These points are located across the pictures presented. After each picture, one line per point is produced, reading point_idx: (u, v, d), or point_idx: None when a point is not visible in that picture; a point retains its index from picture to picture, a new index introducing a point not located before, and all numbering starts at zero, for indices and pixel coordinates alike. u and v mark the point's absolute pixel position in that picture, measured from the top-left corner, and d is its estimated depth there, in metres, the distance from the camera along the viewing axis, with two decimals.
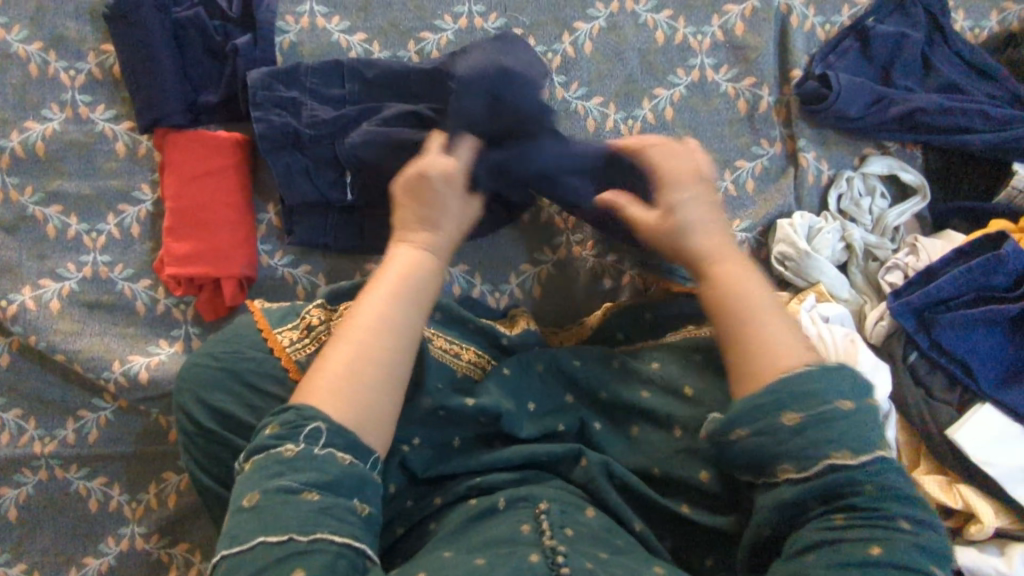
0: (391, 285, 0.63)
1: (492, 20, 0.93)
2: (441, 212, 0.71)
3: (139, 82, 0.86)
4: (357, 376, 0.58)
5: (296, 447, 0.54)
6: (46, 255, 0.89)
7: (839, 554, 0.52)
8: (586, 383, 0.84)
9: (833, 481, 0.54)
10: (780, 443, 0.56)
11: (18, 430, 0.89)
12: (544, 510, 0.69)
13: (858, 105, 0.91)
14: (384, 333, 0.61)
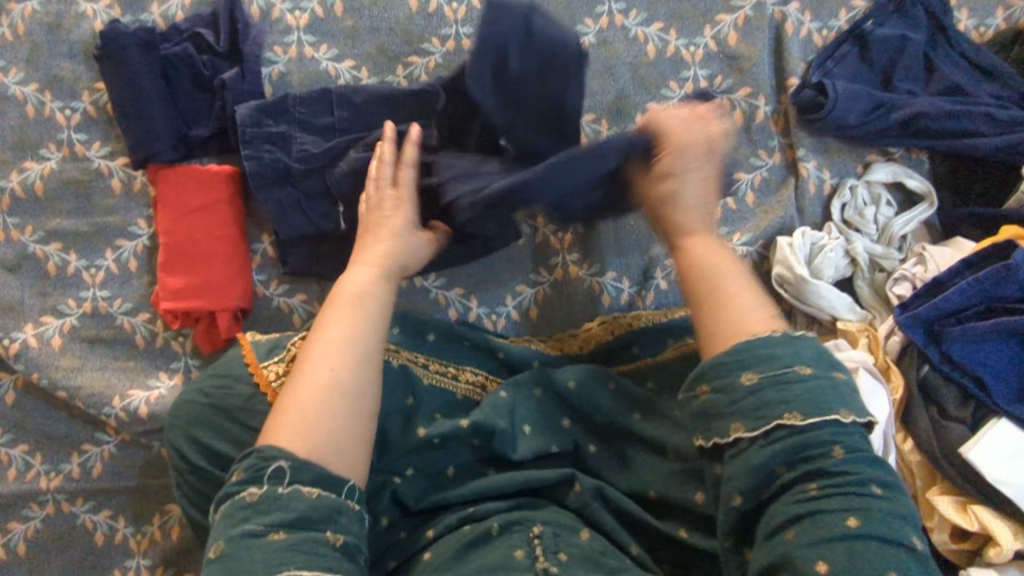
0: (348, 306, 0.68)
1: None
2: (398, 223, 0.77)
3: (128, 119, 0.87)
4: (321, 405, 0.61)
5: (258, 488, 0.56)
6: (47, 292, 0.90)
7: (823, 528, 0.53)
8: (582, 407, 0.83)
9: (795, 446, 0.56)
10: (734, 400, 0.59)
11: (24, 465, 0.90)
12: (538, 534, 0.70)
13: (857, 113, 0.88)
14: (333, 374, 0.63)
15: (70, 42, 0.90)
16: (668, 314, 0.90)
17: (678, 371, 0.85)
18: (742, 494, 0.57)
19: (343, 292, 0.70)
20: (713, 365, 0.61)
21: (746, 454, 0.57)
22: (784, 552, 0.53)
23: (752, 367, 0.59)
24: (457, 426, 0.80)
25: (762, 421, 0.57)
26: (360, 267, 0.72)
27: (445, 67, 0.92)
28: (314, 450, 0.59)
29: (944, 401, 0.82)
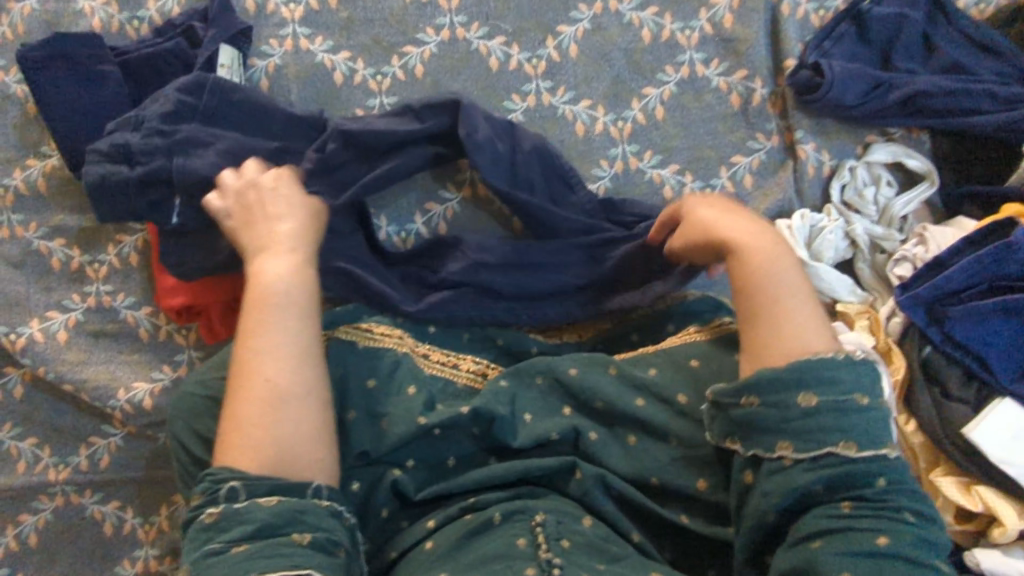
0: (257, 312, 0.69)
1: (474, 29, 0.93)
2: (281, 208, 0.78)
3: (135, 175, 0.81)
4: (260, 420, 0.64)
5: (215, 508, 0.60)
6: (52, 287, 0.91)
7: (854, 544, 0.58)
8: (580, 393, 0.83)
9: (834, 475, 0.61)
10: (787, 419, 0.63)
11: (34, 457, 0.91)
12: (540, 522, 0.71)
13: (854, 93, 0.87)
14: (272, 382, 0.66)
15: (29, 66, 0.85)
16: (667, 300, 0.90)
17: (682, 356, 0.84)
18: (775, 506, 0.62)
19: (262, 289, 0.71)
20: (767, 380, 0.64)
21: (786, 472, 0.62)
22: (810, 557, 0.59)
23: (811, 388, 0.63)
24: (456, 415, 0.79)
25: (810, 447, 0.62)
26: (281, 256, 0.74)
27: (440, 57, 0.92)
28: (266, 463, 0.63)
29: (947, 380, 0.82)
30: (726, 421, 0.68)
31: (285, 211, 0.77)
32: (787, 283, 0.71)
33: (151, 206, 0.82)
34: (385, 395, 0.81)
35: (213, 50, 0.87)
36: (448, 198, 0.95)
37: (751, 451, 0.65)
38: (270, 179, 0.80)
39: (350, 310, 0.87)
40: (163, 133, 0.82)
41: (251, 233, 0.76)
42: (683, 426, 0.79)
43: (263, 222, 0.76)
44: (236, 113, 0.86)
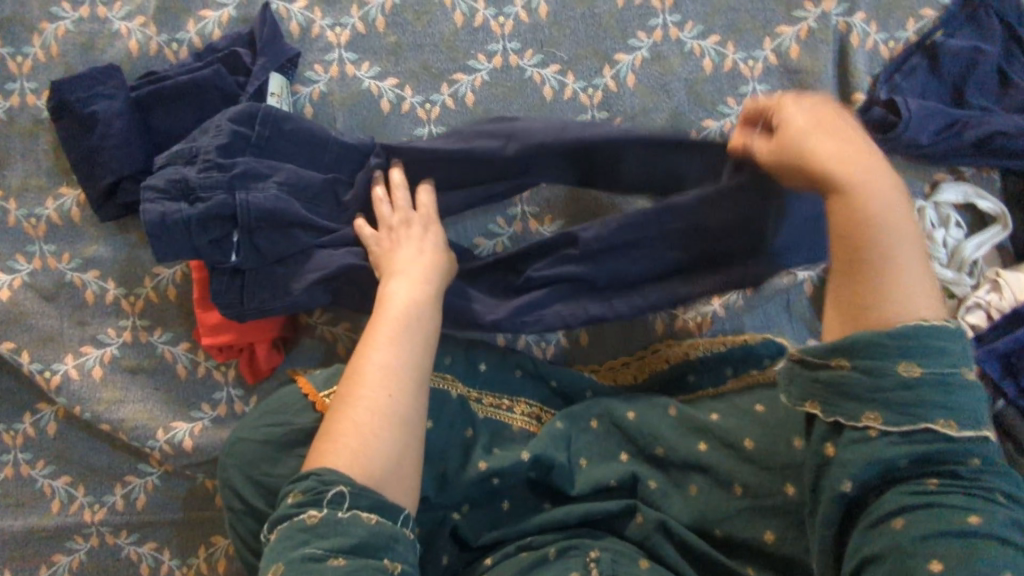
0: (394, 324, 0.69)
1: (528, 57, 0.88)
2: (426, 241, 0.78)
3: (197, 213, 0.75)
4: (379, 430, 0.62)
5: (318, 512, 0.56)
6: (86, 321, 0.88)
7: (940, 521, 0.50)
8: (640, 439, 0.79)
9: (918, 442, 0.53)
10: (878, 387, 0.55)
11: (68, 497, 0.88)
12: (594, 557, 0.70)
13: (929, 132, 0.83)
14: (391, 398, 0.64)
15: (75, 95, 0.82)
16: (726, 343, 0.85)
17: (746, 402, 0.77)
18: (855, 481, 0.54)
19: (393, 309, 0.71)
20: (865, 343, 0.56)
21: (873, 442, 0.54)
22: (894, 543, 0.51)
23: (913, 357, 0.54)
24: (517, 462, 0.77)
25: (901, 417, 0.54)
26: (410, 284, 0.73)
27: (492, 85, 0.88)
28: (372, 471, 0.60)
29: (1021, 436, 0.80)
30: (802, 385, 0.60)
31: (425, 247, 0.78)
32: (900, 239, 0.59)
33: (214, 247, 0.76)
34: (440, 439, 0.78)
35: (264, 79, 0.83)
36: (499, 232, 0.90)
37: (831, 418, 0.57)
38: (418, 218, 0.80)
39: None
40: (222, 167, 0.76)
41: (388, 256, 0.77)
42: (750, 475, 0.71)
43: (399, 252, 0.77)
44: (294, 147, 0.81)
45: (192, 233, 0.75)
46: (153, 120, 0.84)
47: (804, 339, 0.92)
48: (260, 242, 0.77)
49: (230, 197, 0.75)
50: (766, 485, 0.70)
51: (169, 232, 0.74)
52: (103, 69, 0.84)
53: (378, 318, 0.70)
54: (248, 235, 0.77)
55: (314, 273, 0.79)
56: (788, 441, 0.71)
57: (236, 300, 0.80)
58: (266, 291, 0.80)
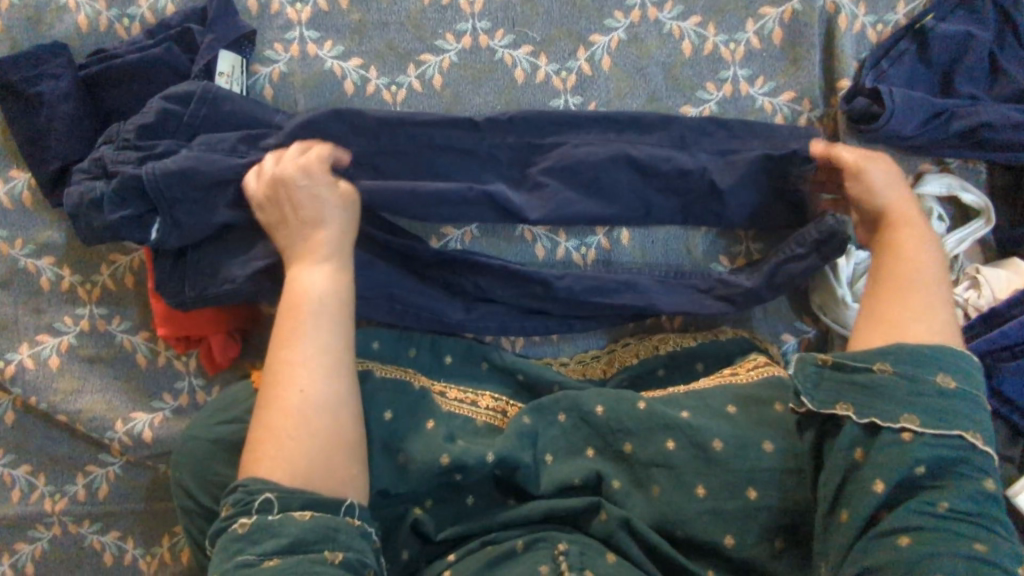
0: (300, 313, 0.68)
1: (499, 37, 0.84)
2: (318, 205, 0.73)
3: (110, 188, 0.73)
4: (298, 429, 0.62)
5: (247, 519, 0.58)
6: (42, 309, 0.86)
7: (948, 544, 0.58)
8: (608, 435, 0.77)
9: (944, 455, 0.62)
10: (917, 392, 0.64)
11: (29, 486, 0.87)
12: (563, 551, 0.69)
13: (914, 123, 0.80)
14: (309, 397, 0.64)
15: (18, 75, 0.79)
16: (697, 338, 0.85)
17: (718, 402, 0.76)
18: (886, 483, 0.61)
19: (299, 298, 0.69)
20: (907, 351, 0.66)
21: (907, 448, 0.62)
22: (902, 554, 0.58)
23: (949, 372, 0.65)
24: (480, 461, 0.74)
25: (937, 422, 0.62)
26: (318, 267, 0.71)
27: (461, 67, 0.84)
28: (303, 476, 0.61)
29: (995, 436, 0.79)
30: (834, 382, 0.68)
31: (321, 214, 0.73)
32: (921, 289, 0.72)
33: (128, 223, 0.73)
34: (401, 429, 0.76)
35: (212, 57, 0.79)
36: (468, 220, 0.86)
37: (867, 419, 0.64)
38: (296, 171, 0.74)
39: (362, 341, 0.81)
40: (140, 147, 0.75)
41: (285, 232, 0.74)
42: (713, 476, 0.71)
43: (298, 229, 0.73)
44: (221, 122, 0.78)
45: (105, 211, 0.73)
46: (101, 100, 0.81)
47: (778, 332, 0.88)
48: (177, 216, 0.74)
49: (138, 169, 0.73)
50: (727, 488, 0.70)
51: (86, 211, 0.73)
52: (51, 47, 0.80)
53: (285, 307, 0.69)
54: (163, 209, 0.74)
55: (257, 261, 0.77)
56: (759, 445, 0.71)
57: (180, 287, 0.78)
58: (214, 280, 0.77)
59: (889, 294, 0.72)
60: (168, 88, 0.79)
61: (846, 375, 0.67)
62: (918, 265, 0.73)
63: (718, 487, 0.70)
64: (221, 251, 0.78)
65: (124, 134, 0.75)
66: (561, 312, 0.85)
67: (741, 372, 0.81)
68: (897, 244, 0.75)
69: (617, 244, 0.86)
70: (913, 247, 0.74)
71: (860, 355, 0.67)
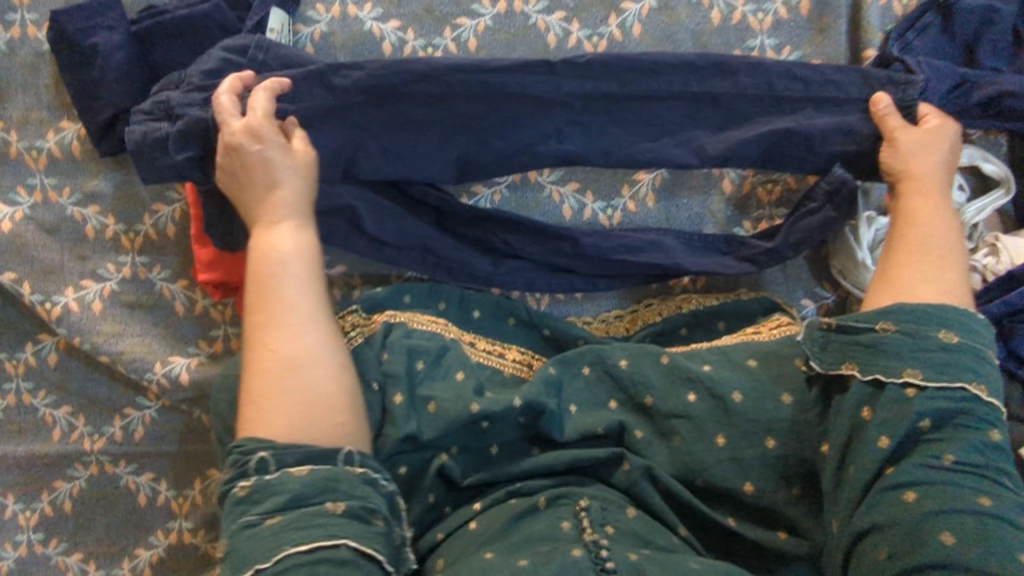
0: (263, 280, 0.70)
1: (533, 3, 0.87)
2: (269, 167, 0.74)
3: (175, 130, 0.77)
4: (274, 392, 0.65)
5: (247, 480, 0.60)
6: (87, 255, 0.89)
7: (955, 498, 0.62)
8: (631, 387, 0.80)
9: (948, 410, 0.66)
10: (924, 351, 0.68)
11: (69, 426, 0.91)
12: (584, 507, 0.71)
13: (938, 94, 0.81)
14: (286, 357, 0.66)
15: (73, 26, 0.83)
16: (720, 297, 0.87)
17: (738, 355, 0.79)
18: (891, 439, 0.66)
19: (262, 265, 0.71)
20: (911, 314, 0.71)
21: (909, 402, 0.66)
22: (905, 507, 0.63)
23: (952, 329, 0.69)
24: (508, 408, 0.77)
25: (939, 376, 0.66)
26: (279, 228, 0.73)
27: (495, 31, 0.87)
28: (294, 432, 0.63)
29: (1010, 400, 0.80)
30: (840, 344, 0.74)
31: (276, 173, 0.74)
32: (934, 255, 0.75)
33: (192, 164, 0.78)
34: (432, 380, 0.79)
35: (264, 13, 0.83)
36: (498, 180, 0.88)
37: (870, 376, 0.70)
38: (244, 134, 0.73)
39: (394, 294, 0.86)
40: (203, 89, 0.79)
41: (246, 199, 0.74)
42: (732, 426, 0.75)
43: (256, 195, 0.74)
44: (277, 67, 0.81)
45: (171, 149, 0.77)
46: (149, 52, 0.84)
47: (796, 297, 0.90)
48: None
49: (205, 113, 0.77)
50: (745, 438, 0.74)
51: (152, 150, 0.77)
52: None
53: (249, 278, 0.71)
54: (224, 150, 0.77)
55: None
56: (777, 396, 0.75)
57: (227, 229, 0.81)
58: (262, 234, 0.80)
59: (902, 261, 0.76)
60: (221, 41, 0.82)
61: (851, 336, 0.73)
62: (932, 232, 0.76)
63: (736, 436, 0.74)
64: None
65: (189, 78, 0.79)
66: (585, 270, 0.87)
67: (761, 330, 0.83)
68: (906, 219, 0.78)
69: (643, 205, 0.89)
70: (928, 219, 0.77)
71: (863, 318, 0.73)
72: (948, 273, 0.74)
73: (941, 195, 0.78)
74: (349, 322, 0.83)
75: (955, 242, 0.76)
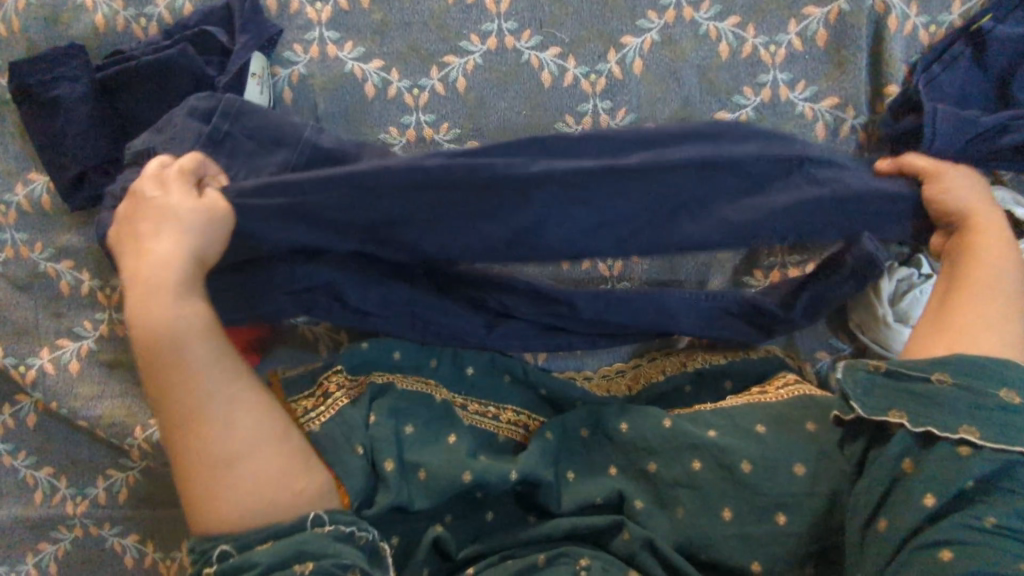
0: (169, 361, 0.61)
1: (525, 38, 0.81)
2: (169, 222, 0.64)
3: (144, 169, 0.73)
4: (211, 483, 0.60)
5: (212, 565, 0.59)
6: (62, 313, 0.85)
7: (997, 563, 0.55)
8: (632, 455, 0.73)
9: (996, 469, 0.58)
10: (983, 408, 0.60)
11: (51, 488, 0.88)
12: (584, 566, 0.67)
13: (959, 143, 0.73)
14: (213, 447, 0.60)
15: (37, 78, 0.78)
16: (728, 355, 0.82)
17: (747, 420, 0.72)
18: (938, 495, 0.58)
19: (162, 340, 0.61)
20: (970, 363, 0.62)
21: (961, 462, 0.59)
22: (941, 569, 0.56)
23: (1015, 387, 0.61)
24: (503, 479, 0.70)
25: (998, 438, 0.58)
26: (177, 296, 0.62)
27: (486, 69, 0.81)
28: (241, 522, 0.60)
29: None
30: (889, 390, 0.65)
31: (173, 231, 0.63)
32: (993, 299, 0.67)
33: None
34: (421, 446, 0.73)
35: (245, 59, 0.76)
36: None
37: (922, 428, 0.61)
38: (152, 180, 0.66)
39: (384, 351, 0.79)
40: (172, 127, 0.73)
41: (137, 259, 0.64)
42: (742, 498, 0.67)
43: (142, 255, 0.64)
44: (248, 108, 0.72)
45: None
46: (115, 101, 0.79)
47: (812, 351, 0.85)
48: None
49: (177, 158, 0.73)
50: (756, 511, 0.66)
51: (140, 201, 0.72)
52: (69, 49, 0.79)
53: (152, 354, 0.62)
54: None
55: None
56: (790, 468, 0.67)
57: None
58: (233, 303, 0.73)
59: (957, 306, 0.68)
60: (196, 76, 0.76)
61: (901, 382, 0.64)
62: (987, 274, 0.68)
63: (748, 508, 0.66)
64: None
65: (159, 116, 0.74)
66: (583, 329, 0.81)
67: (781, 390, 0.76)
68: (965, 261, 0.70)
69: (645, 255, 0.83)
70: (984, 260, 0.69)
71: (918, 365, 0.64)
72: (1010, 317, 0.66)
73: (991, 232, 0.70)
74: (334, 383, 0.75)
75: (1014, 278, 0.68)
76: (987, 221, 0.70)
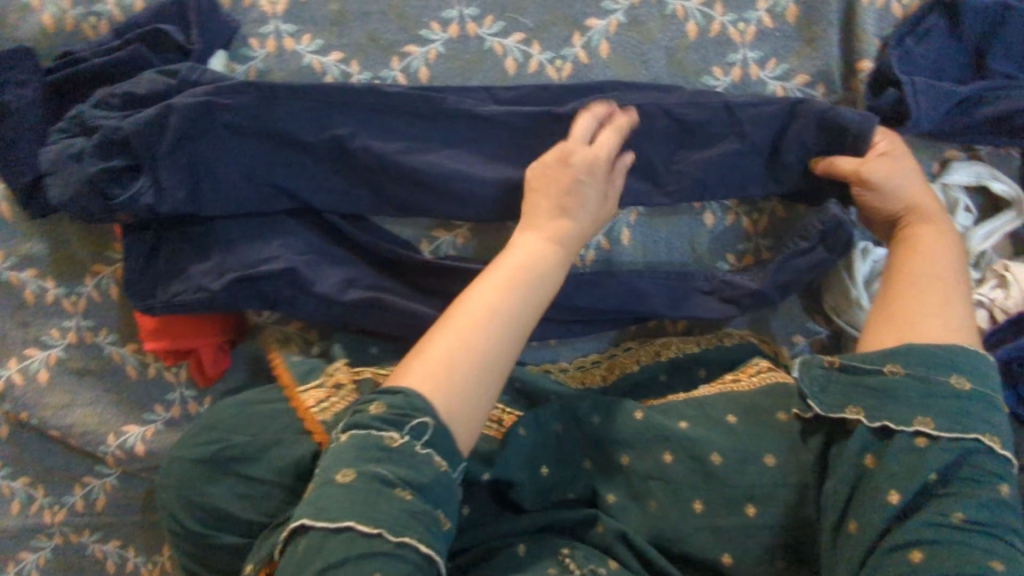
0: (509, 272, 0.62)
1: (488, 24, 0.79)
2: (579, 201, 0.68)
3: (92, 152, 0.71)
4: (452, 359, 0.57)
5: (400, 436, 0.52)
6: (27, 322, 0.83)
7: (962, 558, 0.53)
8: (606, 448, 0.72)
9: (953, 462, 0.57)
10: (934, 397, 0.60)
11: (27, 498, 0.87)
12: (567, 553, 0.65)
13: (936, 116, 0.74)
14: (481, 334, 0.59)
15: None
16: (701, 343, 0.81)
17: (718, 410, 0.71)
18: (901, 492, 0.56)
19: (505, 261, 0.64)
20: (919, 352, 0.63)
21: (918, 453, 0.58)
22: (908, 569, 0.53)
23: (963, 374, 0.61)
24: (474, 476, 0.70)
25: (951, 426, 0.58)
26: (538, 238, 0.66)
27: (449, 58, 0.79)
28: (448, 403, 0.56)
29: None
30: (843, 387, 0.65)
31: (583, 190, 0.69)
32: (941, 286, 0.67)
33: (109, 179, 0.70)
34: None
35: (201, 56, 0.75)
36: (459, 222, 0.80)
37: (877, 423, 0.61)
38: (581, 163, 0.69)
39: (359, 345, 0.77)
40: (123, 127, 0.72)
41: (534, 198, 0.69)
42: (711, 491, 0.66)
43: (552, 199, 0.68)
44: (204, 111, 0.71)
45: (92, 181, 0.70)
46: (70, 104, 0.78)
47: (789, 334, 0.84)
48: (160, 174, 0.71)
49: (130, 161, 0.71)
50: (726, 503, 0.65)
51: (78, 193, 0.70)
52: (15, 51, 0.76)
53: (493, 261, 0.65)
54: (148, 166, 0.71)
55: (233, 270, 0.74)
56: (759, 458, 0.66)
57: (150, 292, 0.75)
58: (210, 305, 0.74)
59: (903, 294, 0.68)
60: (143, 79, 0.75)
61: (856, 378, 0.64)
62: (935, 257, 0.69)
63: (719, 501, 0.65)
64: (195, 253, 0.75)
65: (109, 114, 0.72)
66: (558, 317, 0.80)
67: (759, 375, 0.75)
68: (908, 246, 0.71)
69: (618, 244, 0.81)
70: (930, 244, 0.70)
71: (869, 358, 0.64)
72: (955, 302, 0.66)
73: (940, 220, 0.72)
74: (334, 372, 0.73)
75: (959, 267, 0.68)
76: (925, 208, 0.71)
